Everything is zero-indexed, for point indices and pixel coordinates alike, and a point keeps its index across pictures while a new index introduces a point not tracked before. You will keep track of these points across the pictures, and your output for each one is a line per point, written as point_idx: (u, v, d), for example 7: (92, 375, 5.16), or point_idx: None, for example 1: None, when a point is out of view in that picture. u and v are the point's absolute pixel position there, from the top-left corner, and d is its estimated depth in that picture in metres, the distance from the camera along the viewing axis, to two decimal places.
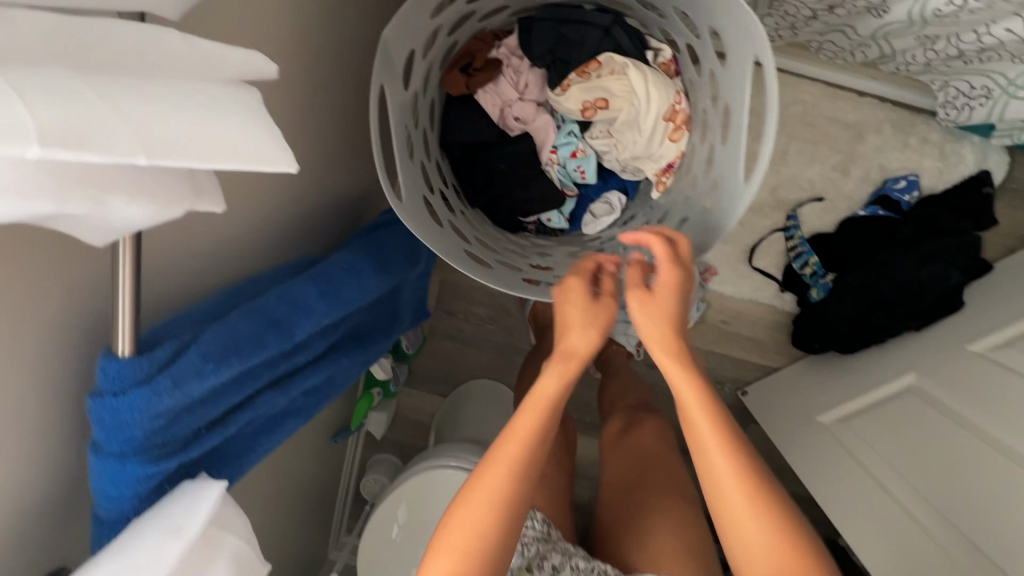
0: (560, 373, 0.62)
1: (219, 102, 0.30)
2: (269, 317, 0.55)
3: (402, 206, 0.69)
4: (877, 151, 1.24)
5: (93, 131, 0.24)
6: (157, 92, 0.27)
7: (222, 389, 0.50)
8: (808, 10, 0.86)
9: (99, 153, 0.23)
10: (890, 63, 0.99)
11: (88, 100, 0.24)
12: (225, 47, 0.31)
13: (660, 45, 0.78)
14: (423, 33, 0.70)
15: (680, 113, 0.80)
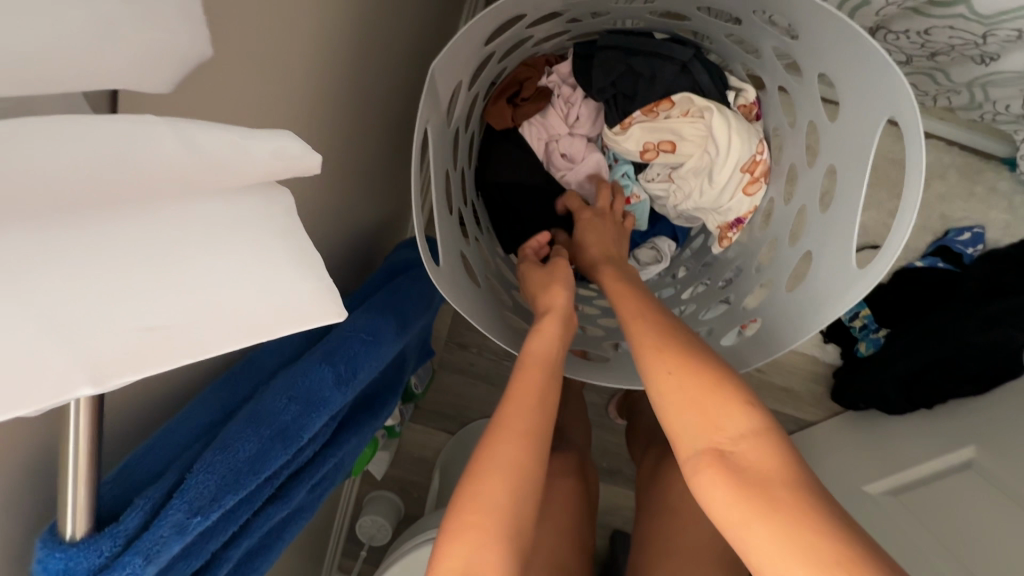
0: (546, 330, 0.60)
1: (217, 242, 0.20)
2: (274, 424, 0.42)
3: (440, 270, 0.58)
4: (939, 199, 1.16)
5: (19, 363, 0.15)
6: (117, 254, 0.18)
7: (210, 531, 0.38)
8: (903, 55, 0.76)
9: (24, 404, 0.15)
10: (974, 112, 0.90)
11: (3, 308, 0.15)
12: (239, 136, 0.20)
13: (743, 86, 0.71)
14: (473, 61, 0.59)
15: (760, 164, 0.71)
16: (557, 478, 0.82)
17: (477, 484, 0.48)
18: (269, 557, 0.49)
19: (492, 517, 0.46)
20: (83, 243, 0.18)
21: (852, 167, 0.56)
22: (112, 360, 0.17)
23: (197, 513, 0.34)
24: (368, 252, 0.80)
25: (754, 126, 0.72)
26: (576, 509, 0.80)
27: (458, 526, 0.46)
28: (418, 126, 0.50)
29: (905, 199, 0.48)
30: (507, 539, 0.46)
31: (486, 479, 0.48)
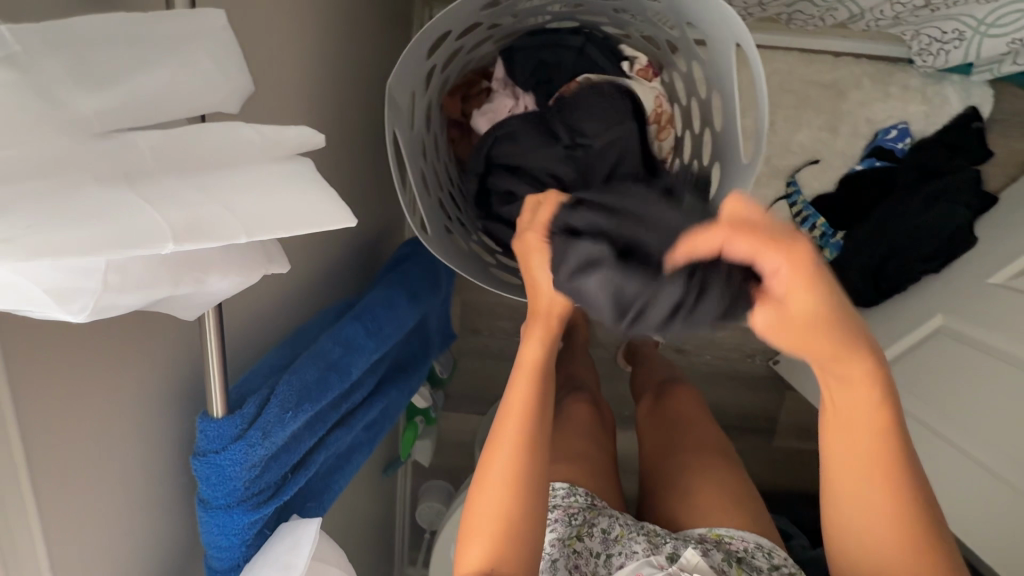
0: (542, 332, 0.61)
1: (290, 177, 0.33)
2: (325, 359, 0.57)
3: (428, 235, 0.73)
4: (861, 105, 1.28)
5: (206, 224, 0.28)
6: (246, 181, 0.31)
7: (298, 434, 0.53)
8: None
9: (213, 239, 0.28)
10: (860, 22, 1.03)
11: (197, 199, 0.28)
12: (284, 126, 0.34)
13: (635, 54, 0.85)
14: (421, 75, 0.74)
15: (664, 114, 0.85)
16: (574, 404, 0.89)
17: (493, 444, 0.57)
18: (345, 474, 0.65)
19: (502, 471, 0.55)
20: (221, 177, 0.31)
21: (727, 89, 0.71)
22: (251, 227, 0.30)
23: (288, 409, 0.49)
24: (373, 253, 0.95)
25: (651, 84, 0.85)
26: (596, 428, 0.87)
27: (485, 483, 0.56)
28: (387, 130, 0.65)
29: (762, 107, 0.63)
30: (519, 479, 0.55)
31: (500, 448, 0.56)
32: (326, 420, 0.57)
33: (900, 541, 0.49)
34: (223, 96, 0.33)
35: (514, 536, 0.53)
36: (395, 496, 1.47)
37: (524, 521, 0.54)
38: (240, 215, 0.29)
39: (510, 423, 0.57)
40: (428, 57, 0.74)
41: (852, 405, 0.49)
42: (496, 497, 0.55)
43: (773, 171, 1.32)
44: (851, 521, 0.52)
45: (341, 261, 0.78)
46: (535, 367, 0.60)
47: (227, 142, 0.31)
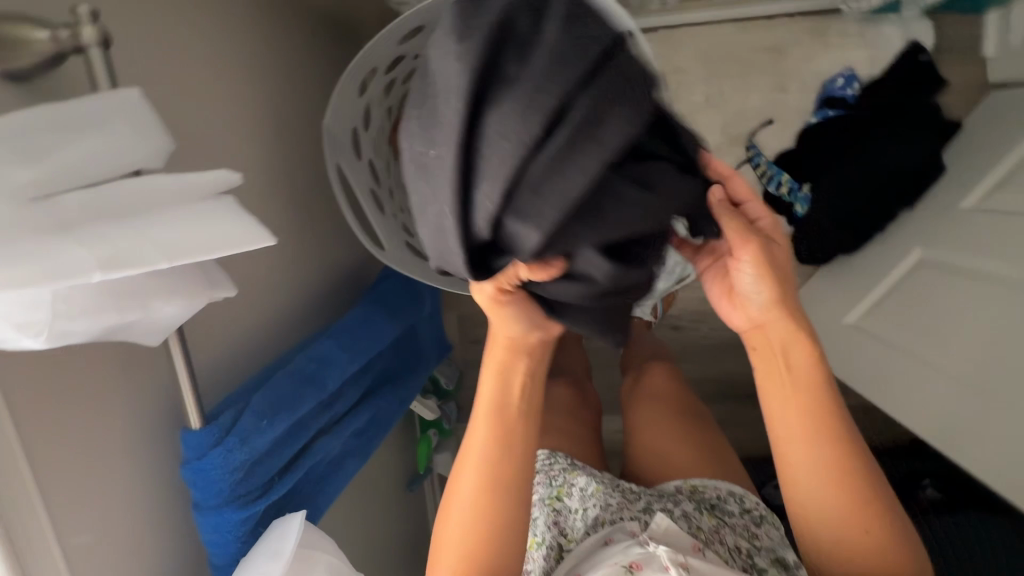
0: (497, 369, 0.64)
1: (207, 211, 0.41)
2: (301, 373, 0.65)
3: (385, 252, 0.80)
4: (805, 60, 1.30)
5: (128, 255, 0.35)
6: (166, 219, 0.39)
7: (280, 441, 0.60)
8: None
9: (135, 266, 0.35)
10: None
11: (121, 238, 0.36)
12: (199, 172, 0.41)
13: None
14: (358, 111, 0.81)
15: None
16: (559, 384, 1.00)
17: (462, 470, 0.64)
18: (338, 479, 0.71)
19: (472, 496, 0.62)
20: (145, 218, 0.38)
21: None
22: (171, 253, 0.37)
23: (263, 417, 0.56)
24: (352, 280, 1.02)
25: None
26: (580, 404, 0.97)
27: (456, 508, 0.63)
28: (328, 163, 0.73)
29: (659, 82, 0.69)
30: (490, 502, 0.62)
31: (468, 474, 0.63)
32: (307, 427, 0.64)
33: (835, 485, 0.59)
34: (145, 155, 0.40)
35: (482, 555, 0.61)
36: (424, 513, 1.52)
37: (490, 541, 0.62)
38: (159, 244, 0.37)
39: (478, 449, 0.63)
40: (360, 93, 0.81)
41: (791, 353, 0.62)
42: (465, 516, 0.62)
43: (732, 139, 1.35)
44: (800, 485, 0.61)
45: (317, 291, 0.85)
46: (494, 404, 0.64)
47: (148, 191, 0.38)
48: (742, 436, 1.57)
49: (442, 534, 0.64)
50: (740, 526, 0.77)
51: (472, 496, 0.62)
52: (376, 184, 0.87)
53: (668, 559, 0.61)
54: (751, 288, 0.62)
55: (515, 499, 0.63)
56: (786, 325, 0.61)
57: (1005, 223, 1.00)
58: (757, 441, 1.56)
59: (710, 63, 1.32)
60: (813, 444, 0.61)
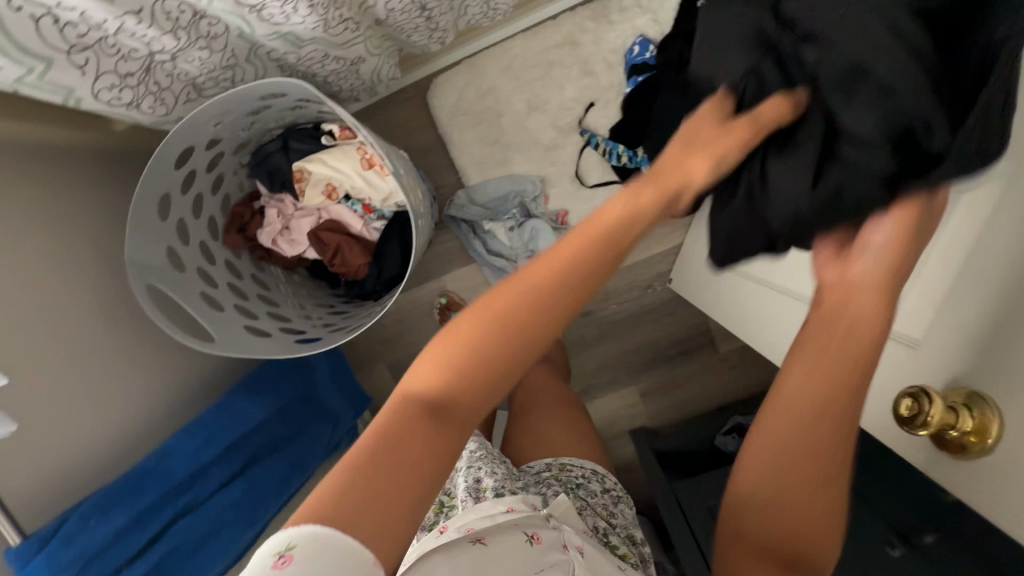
0: (628, 198, 0.57)
1: None
2: (142, 472, 0.76)
3: (217, 342, 0.90)
4: (598, 41, 1.39)
5: None
6: None
7: (120, 533, 0.71)
8: (417, 18, 1.07)
9: None
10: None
11: None
12: None
13: (329, 128, 1.03)
14: (168, 232, 0.94)
15: (373, 156, 1.02)
16: None
17: (496, 295, 0.53)
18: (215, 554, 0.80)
19: (478, 333, 0.51)
20: None
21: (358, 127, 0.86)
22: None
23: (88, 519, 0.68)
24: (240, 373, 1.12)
25: (354, 141, 1.03)
26: None
27: (474, 325, 0.51)
28: (135, 287, 0.83)
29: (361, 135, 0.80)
30: (480, 366, 0.51)
31: (507, 298, 0.52)
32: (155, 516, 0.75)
33: (809, 485, 0.58)
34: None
35: (452, 402, 0.50)
36: None
37: (457, 394, 0.50)
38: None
39: (520, 292, 0.52)
40: (163, 217, 0.94)
41: (861, 352, 0.56)
42: (440, 359, 0.51)
43: (564, 131, 1.43)
44: (755, 452, 0.61)
45: None
46: (607, 228, 0.56)
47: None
48: (690, 395, 1.58)
49: (427, 356, 0.52)
50: (599, 504, 0.83)
51: (491, 322, 0.51)
52: (202, 288, 0.98)
53: (568, 539, 0.63)
54: (871, 259, 0.56)
55: (517, 350, 0.51)
56: (867, 305, 0.56)
57: None
58: (704, 395, 1.57)
59: (517, 72, 1.41)
60: (830, 444, 0.57)
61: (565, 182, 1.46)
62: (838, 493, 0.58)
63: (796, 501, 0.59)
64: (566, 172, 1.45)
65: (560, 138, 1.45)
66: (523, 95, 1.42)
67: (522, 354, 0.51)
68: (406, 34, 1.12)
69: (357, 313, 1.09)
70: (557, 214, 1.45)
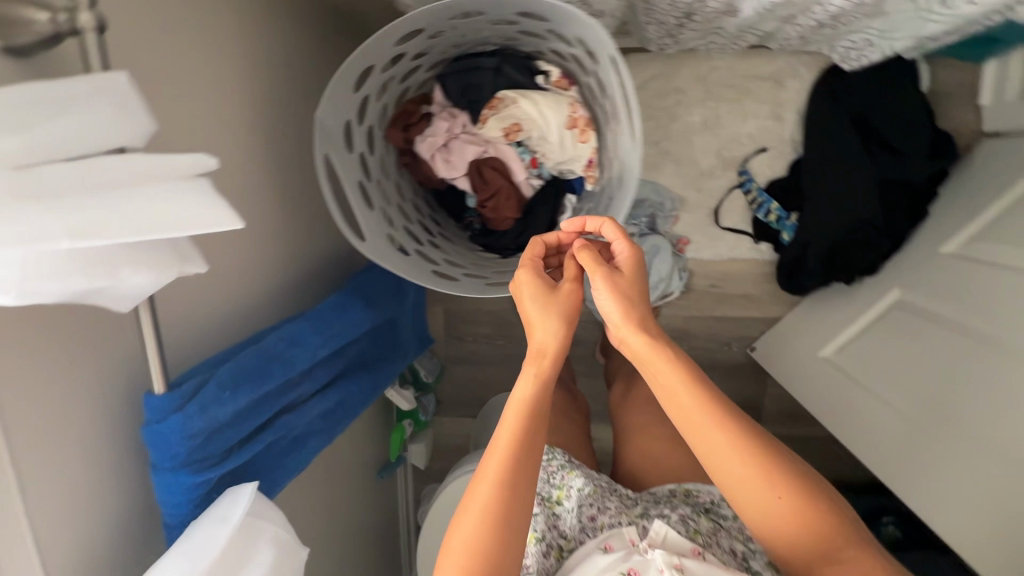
0: (537, 371, 0.71)
1: (175, 192, 0.43)
2: (271, 354, 0.69)
3: (366, 243, 0.82)
4: (802, 92, 1.32)
5: (93, 228, 0.38)
6: (127, 192, 0.41)
7: (242, 413, 0.63)
8: (672, 19, 0.97)
9: (102, 238, 0.38)
10: (777, 40, 1.09)
11: (98, 210, 0.39)
12: (176, 154, 0.44)
13: (548, 68, 0.93)
14: (352, 106, 0.84)
15: (580, 118, 0.94)
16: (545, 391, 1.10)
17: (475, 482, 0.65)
18: (296, 459, 0.74)
19: (487, 509, 0.63)
20: (114, 189, 0.41)
21: (615, 89, 0.78)
22: (137, 230, 0.40)
23: (224, 389, 0.59)
24: (339, 269, 1.05)
25: (567, 93, 0.94)
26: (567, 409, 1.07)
27: (470, 503, 0.64)
28: (315, 154, 0.76)
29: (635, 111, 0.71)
30: (505, 514, 0.63)
31: (486, 466, 0.66)
32: (271, 404, 0.67)
33: (746, 457, 0.64)
34: (128, 132, 0.44)
35: (487, 558, 0.61)
36: (396, 501, 1.56)
37: (491, 547, 0.61)
38: (133, 221, 0.40)
39: (493, 474, 0.65)
40: (356, 89, 0.84)
41: (676, 375, 0.69)
42: (469, 534, 0.62)
43: (725, 163, 1.38)
44: (724, 473, 0.65)
45: (299, 276, 0.89)
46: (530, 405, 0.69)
47: (127, 167, 0.42)
48: None
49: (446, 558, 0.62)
50: (735, 529, 0.80)
51: (486, 509, 0.63)
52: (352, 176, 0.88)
53: (665, 565, 0.60)
54: (607, 302, 0.73)
55: (528, 477, 0.66)
56: (657, 358, 0.70)
57: (984, 273, 1.02)
58: None
59: (709, 86, 1.34)
60: (703, 405, 0.67)
61: (698, 213, 1.41)
62: (811, 490, 0.63)
63: (734, 460, 0.64)
64: (705, 204, 1.40)
65: (717, 168, 1.39)
66: (702, 110, 1.35)
67: (524, 487, 0.65)
68: (644, 21, 1.02)
69: (487, 262, 1.02)
70: (679, 239, 1.41)
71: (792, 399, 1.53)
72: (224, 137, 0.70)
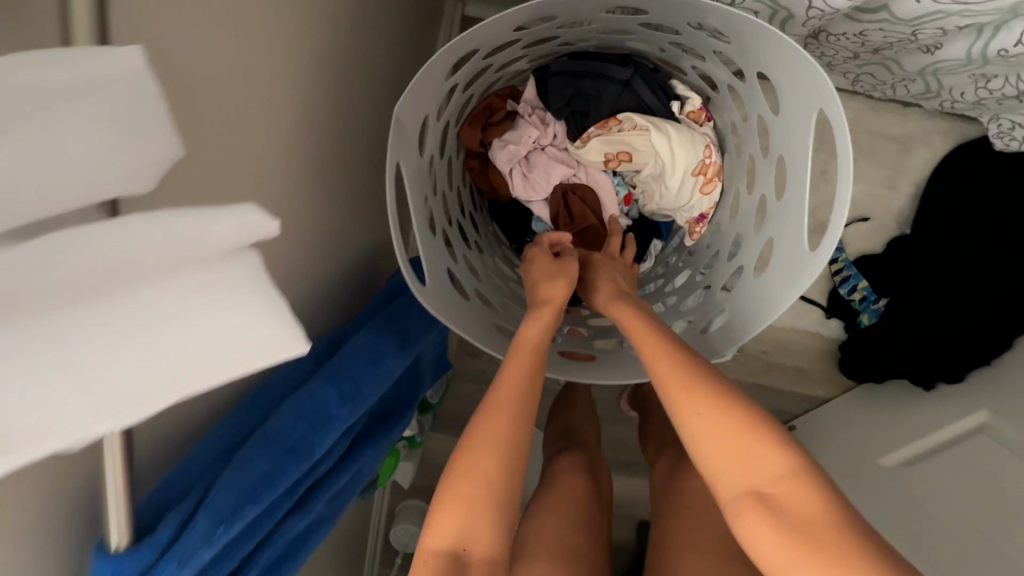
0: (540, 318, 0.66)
1: (211, 308, 0.27)
2: (285, 441, 0.49)
3: (426, 290, 0.62)
4: (926, 165, 1.16)
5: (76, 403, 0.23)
6: (135, 316, 0.25)
7: (235, 540, 0.45)
8: (850, 51, 0.81)
9: (94, 425, 0.23)
10: (933, 99, 0.92)
11: (80, 363, 0.23)
12: (222, 219, 0.27)
13: (688, 95, 0.73)
14: (438, 95, 0.62)
15: (711, 166, 0.74)
16: (564, 473, 0.97)
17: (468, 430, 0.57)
18: (293, 563, 0.56)
19: (477, 447, 0.55)
20: (113, 315, 0.25)
21: (797, 156, 0.58)
22: (122, 406, 0.24)
23: (220, 523, 0.41)
24: (364, 281, 0.84)
25: (703, 130, 0.74)
26: (585, 501, 0.92)
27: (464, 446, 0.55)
28: (386, 164, 0.55)
29: (840, 202, 0.51)
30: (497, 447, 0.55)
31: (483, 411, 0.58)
32: (277, 514, 0.49)
33: (714, 403, 0.53)
34: (131, 170, 0.26)
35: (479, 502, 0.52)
36: (368, 519, 1.39)
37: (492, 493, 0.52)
38: (121, 378, 0.24)
39: (503, 411, 0.57)
40: (448, 76, 0.62)
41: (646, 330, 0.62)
42: (463, 470, 0.53)
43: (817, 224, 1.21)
44: (699, 432, 0.54)
45: (317, 299, 0.69)
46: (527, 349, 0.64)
47: (114, 258, 0.25)
48: None
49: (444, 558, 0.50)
50: None
51: (475, 446, 0.55)
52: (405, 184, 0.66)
53: None
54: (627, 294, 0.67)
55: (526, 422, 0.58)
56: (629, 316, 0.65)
57: None
58: None
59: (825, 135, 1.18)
60: (669, 352, 0.59)
61: None
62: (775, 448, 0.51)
63: (703, 418, 0.53)
64: None
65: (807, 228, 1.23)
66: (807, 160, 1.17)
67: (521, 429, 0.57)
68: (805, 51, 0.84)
69: None
70: None
71: None
72: (254, 109, 0.51)
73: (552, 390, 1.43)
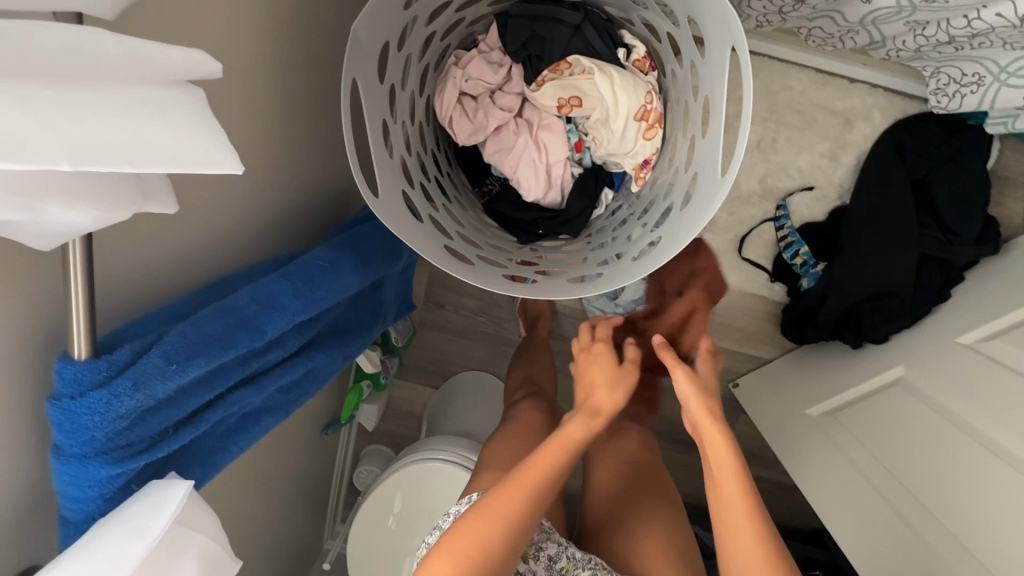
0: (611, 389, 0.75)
1: (156, 110, 0.30)
2: (237, 315, 0.54)
3: (378, 203, 0.67)
4: (867, 138, 1.24)
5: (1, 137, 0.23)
6: (83, 96, 0.27)
7: (187, 389, 0.49)
8: None
9: (16, 162, 0.23)
10: (879, 49, 0.98)
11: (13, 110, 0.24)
12: (163, 49, 0.31)
13: (632, 43, 0.81)
14: (397, 24, 0.68)
15: (652, 112, 0.81)
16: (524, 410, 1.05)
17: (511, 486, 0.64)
18: (244, 439, 0.62)
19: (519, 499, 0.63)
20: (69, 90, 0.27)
21: (715, 93, 0.65)
22: (74, 152, 0.25)
23: (172, 362, 0.46)
24: (329, 210, 0.89)
25: (646, 78, 0.81)
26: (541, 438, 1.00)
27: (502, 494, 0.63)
28: (343, 74, 0.60)
29: (743, 133, 0.58)
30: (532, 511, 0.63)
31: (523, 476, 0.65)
32: (227, 378, 0.54)
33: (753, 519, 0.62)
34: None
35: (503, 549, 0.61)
36: (332, 460, 1.44)
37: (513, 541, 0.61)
38: (64, 133, 0.26)
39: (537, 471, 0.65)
40: (406, 7, 0.68)
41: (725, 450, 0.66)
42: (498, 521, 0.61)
43: (766, 192, 1.29)
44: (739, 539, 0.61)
45: (282, 214, 0.74)
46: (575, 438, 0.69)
47: (59, 53, 0.28)
48: None
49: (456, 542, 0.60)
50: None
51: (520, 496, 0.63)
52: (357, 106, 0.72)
53: None
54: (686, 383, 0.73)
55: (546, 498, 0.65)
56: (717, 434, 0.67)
57: (991, 369, 0.97)
58: None
59: (775, 106, 1.25)
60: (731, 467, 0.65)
61: (724, 237, 1.32)
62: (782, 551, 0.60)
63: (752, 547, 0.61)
64: (733, 230, 1.32)
65: (756, 195, 1.30)
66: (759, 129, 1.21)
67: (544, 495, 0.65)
68: None
69: (503, 243, 0.88)
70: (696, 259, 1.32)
71: (758, 442, 1.50)
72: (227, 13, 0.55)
73: (511, 342, 1.49)
